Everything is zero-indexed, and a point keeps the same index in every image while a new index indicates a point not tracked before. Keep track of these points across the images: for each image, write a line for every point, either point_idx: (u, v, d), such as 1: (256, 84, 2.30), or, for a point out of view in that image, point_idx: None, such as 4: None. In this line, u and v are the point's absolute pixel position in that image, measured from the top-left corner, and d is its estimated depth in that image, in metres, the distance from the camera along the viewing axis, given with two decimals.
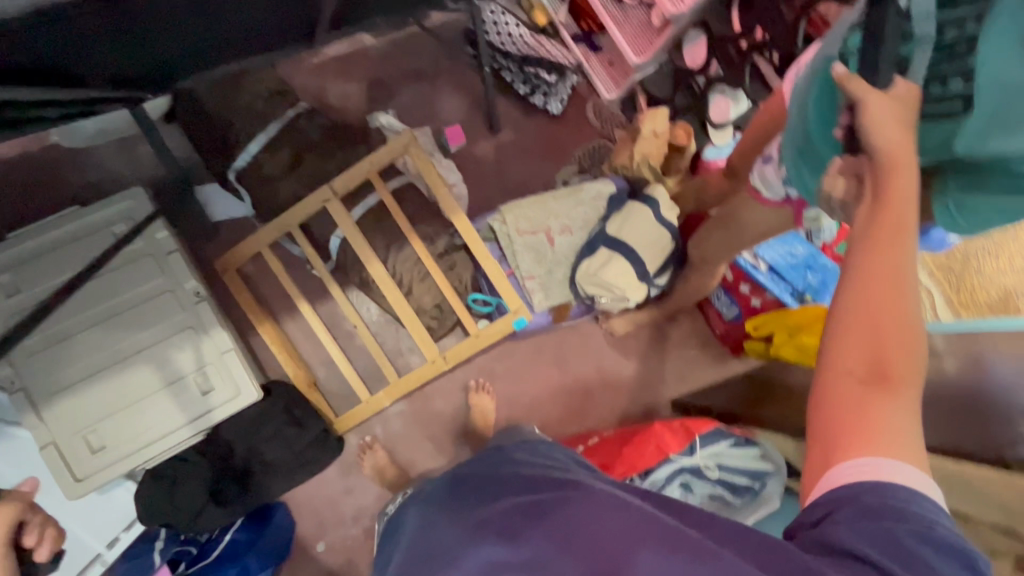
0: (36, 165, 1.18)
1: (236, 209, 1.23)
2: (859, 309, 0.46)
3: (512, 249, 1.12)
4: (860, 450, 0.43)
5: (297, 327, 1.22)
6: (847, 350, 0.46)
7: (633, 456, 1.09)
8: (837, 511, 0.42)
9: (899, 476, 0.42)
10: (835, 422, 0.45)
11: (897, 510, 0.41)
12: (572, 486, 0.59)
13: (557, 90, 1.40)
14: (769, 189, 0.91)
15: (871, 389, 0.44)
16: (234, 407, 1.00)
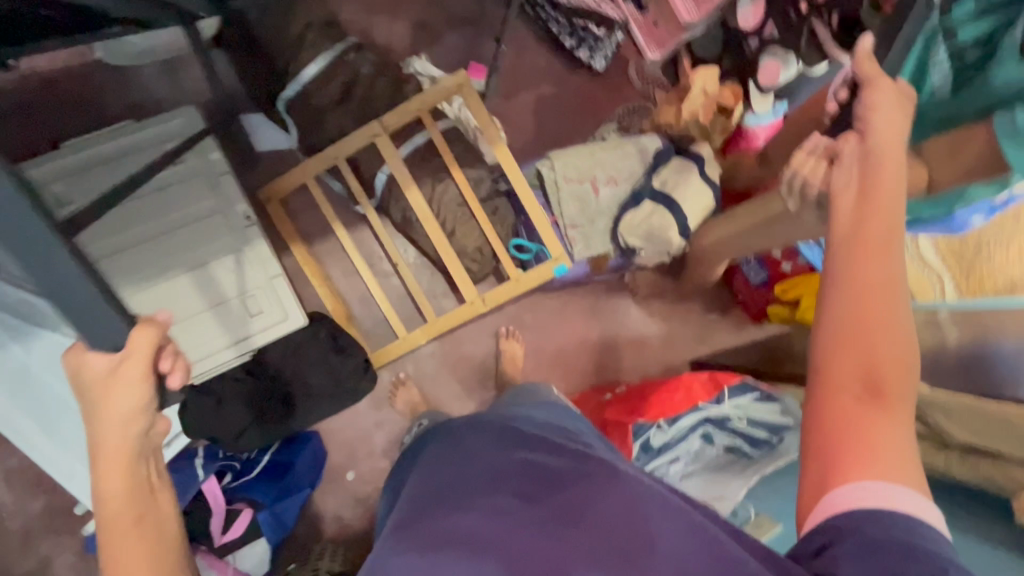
0: (79, 80, 1.16)
1: (278, 140, 1.22)
2: (852, 329, 0.48)
3: (557, 197, 1.14)
4: (857, 473, 0.44)
5: (336, 263, 1.24)
6: (840, 369, 0.48)
7: (662, 403, 1.13)
8: (839, 543, 0.42)
9: (900, 499, 0.43)
10: (831, 443, 0.46)
11: (903, 548, 0.40)
12: (597, 458, 0.57)
13: (603, 46, 1.39)
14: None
15: (865, 409, 0.46)
16: (282, 330, 1.04)
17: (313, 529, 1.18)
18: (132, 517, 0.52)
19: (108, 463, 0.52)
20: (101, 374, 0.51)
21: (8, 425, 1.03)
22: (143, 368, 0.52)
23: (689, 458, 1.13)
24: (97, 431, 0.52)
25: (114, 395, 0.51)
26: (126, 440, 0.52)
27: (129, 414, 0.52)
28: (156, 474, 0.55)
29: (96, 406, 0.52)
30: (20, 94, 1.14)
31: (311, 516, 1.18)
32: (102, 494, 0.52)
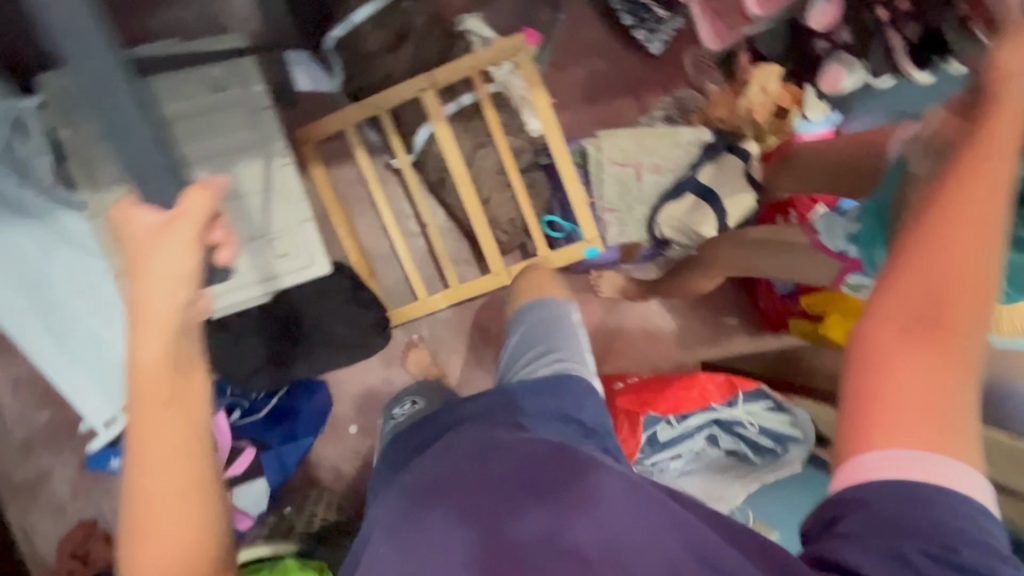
0: None
1: (321, 82, 1.19)
2: (917, 257, 0.42)
3: (599, 177, 1.12)
4: (883, 435, 0.40)
5: (363, 216, 1.22)
6: (893, 301, 0.42)
7: (677, 399, 1.11)
8: (848, 518, 0.39)
9: (924, 462, 0.39)
10: (863, 381, 0.41)
11: (909, 522, 0.37)
12: (576, 448, 0.53)
13: (662, 30, 1.35)
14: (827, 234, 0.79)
15: (912, 346, 0.41)
16: (307, 275, 1.01)
17: (310, 476, 1.18)
18: (162, 401, 0.46)
19: (148, 327, 0.47)
20: (151, 227, 0.50)
21: (21, 331, 1.00)
22: (196, 223, 0.50)
23: (691, 457, 1.14)
24: (140, 291, 0.47)
25: (160, 245, 0.48)
26: (170, 305, 0.48)
27: (178, 271, 0.48)
28: (197, 360, 0.49)
29: (138, 260, 0.49)
30: None
31: (309, 464, 1.18)
32: (133, 365, 0.47)
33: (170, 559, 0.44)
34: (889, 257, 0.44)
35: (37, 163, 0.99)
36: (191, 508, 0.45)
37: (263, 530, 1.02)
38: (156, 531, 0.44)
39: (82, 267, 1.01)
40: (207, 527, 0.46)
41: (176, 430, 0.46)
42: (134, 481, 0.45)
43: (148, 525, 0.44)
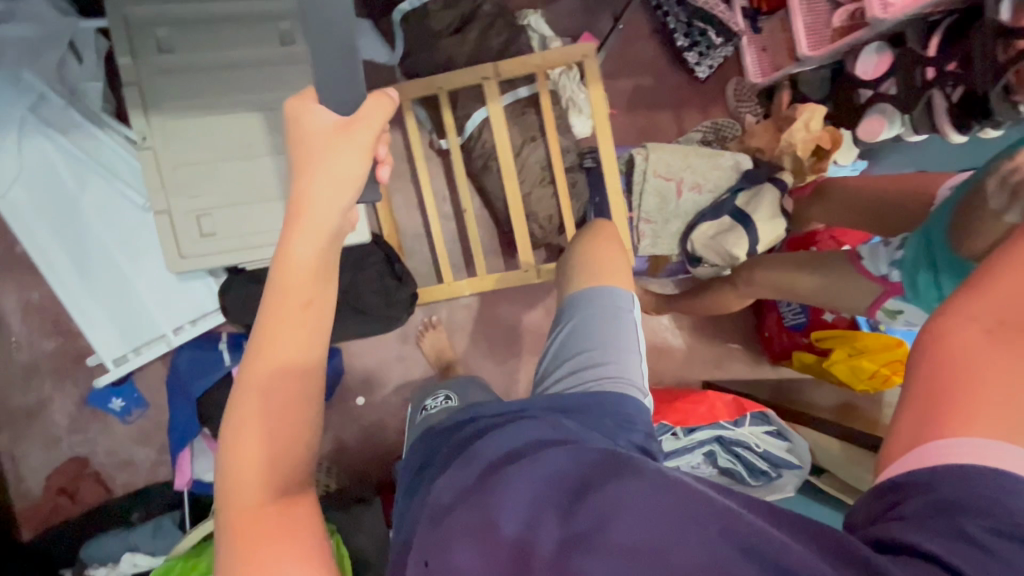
0: None
1: (379, 53, 1.20)
2: (1008, 274, 0.45)
3: (641, 187, 1.16)
4: (957, 424, 0.40)
5: (400, 190, 1.23)
6: (975, 308, 0.44)
7: (687, 411, 1.18)
8: (907, 502, 0.39)
9: (999, 450, 0.38)
10: (942, 375, 0.42)
11: (972, 502, 0.37)
12: (599, 458, 0.49)
13: (712, 55, 1.38)
14: (871, 258, 0.86)
15: (999, 346, 0.42)
16: (348, 240, 1.01)
17: None
18: (302, 301, 0.45)
19: (307, 225, 0.45)
20: (327, 130, 0.48)
21: (42, 255, 0.97)
22: (374, 129, 0.48)
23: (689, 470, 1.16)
24: (303, 195, 0.46)
25: (337, 146, 0.46)
26: (332, 207, 0.46)
27: (349, 179, 0.46)
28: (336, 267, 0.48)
29: (311, 156, 0.47)
30: None
31: None
32: (284, 260, 0.45)
33: (257, 463, 0.43)
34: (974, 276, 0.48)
35: (88, 87, 0.97)
36: (294, 412, 0.44)
37: None
38: (254, 427, 0.43)
39: (116, 199, 0.99)
40: (302, 434, 0.44)
41: (302, 335, 0.45)
42: (252, 370, 0.44)
43: (247, 425, 0.43)
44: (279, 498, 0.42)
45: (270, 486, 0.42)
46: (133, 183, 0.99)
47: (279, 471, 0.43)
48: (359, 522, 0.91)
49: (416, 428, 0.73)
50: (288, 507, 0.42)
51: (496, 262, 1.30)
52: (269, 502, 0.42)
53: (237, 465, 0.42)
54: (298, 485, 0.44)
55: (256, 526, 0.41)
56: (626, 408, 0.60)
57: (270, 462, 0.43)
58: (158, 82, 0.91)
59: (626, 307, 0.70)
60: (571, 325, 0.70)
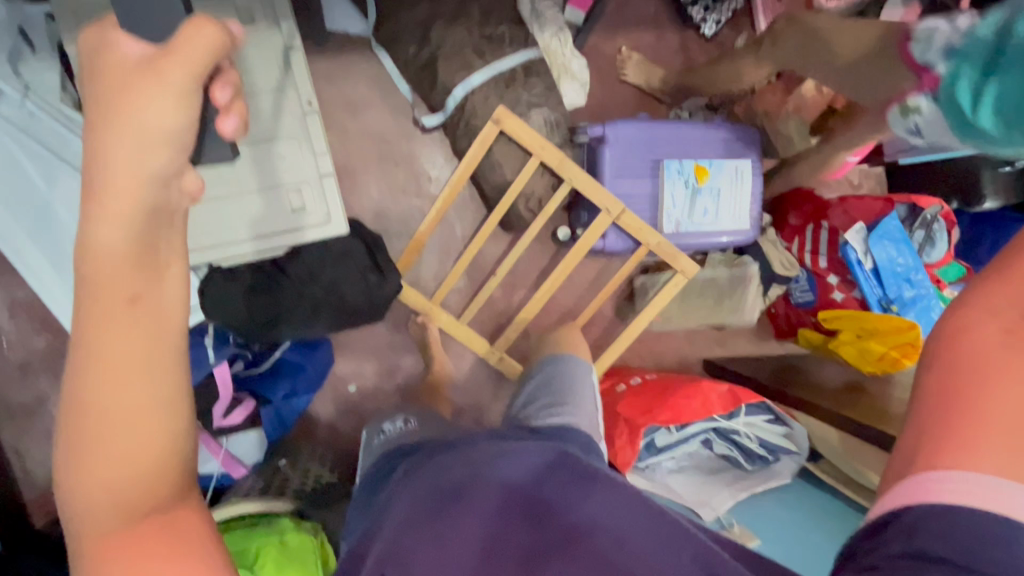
0: None
1: (352, 23, 1.11)
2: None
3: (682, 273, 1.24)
4: (955, 456, 0.35)
5: (382, 172, 1.17)
6: (992, 299, 0.39)
7: (681, 406, 1.07)
8: (886, 546, 0.35)
9: (997, 489, 0.34)
10: (949, 391, 0.37)
11: (956, 555, 0.33)
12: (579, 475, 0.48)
13: (719, 10, 1.26)
14: (925, 43, 0.81)
15: (1012, 349, 0.36)
16: (324, 233, 0.97)
17: (306, 430, 1.17)
18: (127, 296, 0.35)
19: (107, 195, 0.34)
20: (134, 63, 0.36)
21: (21, 257, 0.97)
22: (196, 67, 0.36)
23: (683, 457, 1.14)
24: (104, 155, 0.35)
25: (143, 91, 0.35)
26: (141, 171, 0.35)
27: (162, 133, 0.35)
28: (175, 253, 0.37)
29: (113, 111, 0.35)
30: None
31: (306, 419, 1.17)
32: (87, 246, 0.34)
33: (113, 482, 0.35)
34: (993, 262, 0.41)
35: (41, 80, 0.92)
36: (162, 424, 0.36)
37: (261, 479, 1.03)
38: (108, 435, 0.35)
39: (85, 197, 0.96)
40: (177, 455, 0.37)
41: (132, 334, 0.35)
42: (88, 380, 0.34)
43: (93, 435, 0.34)
44: (153, 515, 0.36)
45: (131, 507, 0.35)
46: None
47: (142, 491, 0.36)
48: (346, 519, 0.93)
49: (371, 454, 0.74)
50: (170, 522, 0.36)
51: (487, 245, 1.24)
52: (139, 521, 0.36)
53: (86, 487, 0.35)
54: (176, 502, 0.37)
55: (126, 549, 0.35)
56: (580, 438, 0.59)
57: (135, 478, 0.35)
58: None
59: (585, 375, 0.75)
60: (538, 380, 0.73)
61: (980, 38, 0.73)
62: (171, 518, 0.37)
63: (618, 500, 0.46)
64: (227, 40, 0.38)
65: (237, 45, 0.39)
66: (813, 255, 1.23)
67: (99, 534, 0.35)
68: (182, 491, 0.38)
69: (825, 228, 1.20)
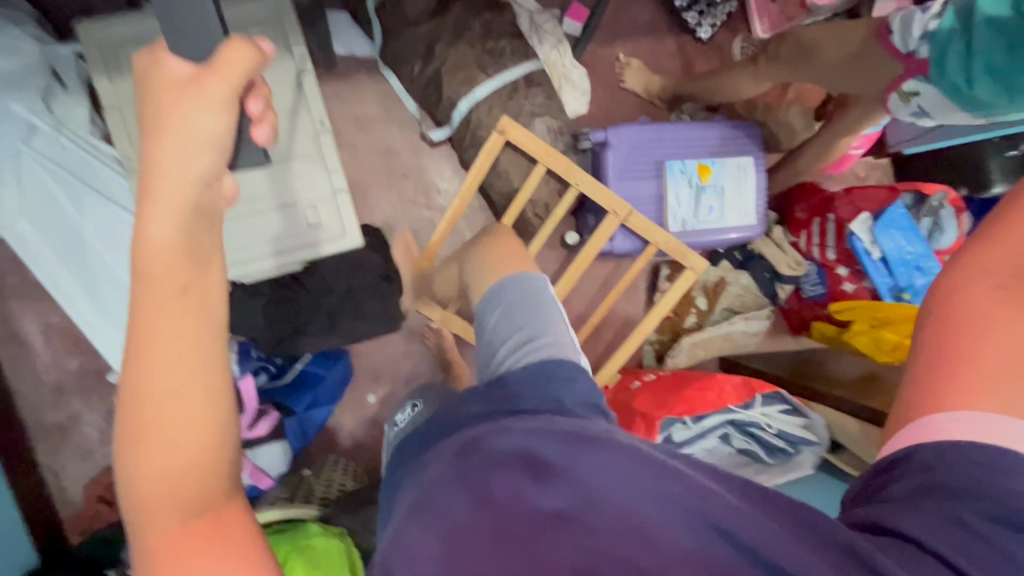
0: None
1: (359, 46, 1.16)
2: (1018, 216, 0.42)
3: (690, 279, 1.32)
4: (957, 399, 0.38)
5: (393, 186, 1.21)
6: (986, 257, 0.41)
7: (694, 399, 1.09)
8: (900, 481, 0.38)
9: (1000, 426, 0.37)
10: (946, 341, 0.40)
11: (967, 486, 0.36)
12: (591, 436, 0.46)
13: (713, 13, 1.30)
14: (902, 32, 0.83)
15: (1006, 303, 0.39)
16: (340, 246, 1.02)
17: (327, 441, 1.20)
18: (177, 290, 0.38)
19: (158, 199, 0.38)
20: (179, 82, 0.41)
21: (55, 283, 1.02)
22: (231, 81, 0.41)
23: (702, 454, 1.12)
24: (155, 166, 0.39)
25: (188, 102, 0.40)
26: (187, 176, 0.39)
27: (204, 138, 0.40)
28: (216, 247, 0.41)
29: (158, 124, 0.39)
30: None
31: (328, 430, 1.20)
32: (140, 246, 0.38)
33: (173, 471, 0.37)
34: (985, 224, 0.44)
35: (73, 115, 0.97)
36: (210, 413, 0.38)
37: (286, 489, 1.06)
38: (161, 433, 0.37)
39: (114, 223, 1.01)
40: (227, 442, 0.39)
41: (180, 327, 0.38)
42: (143, 373, 0.37)
43: (151, 428, 0.37)
44: (207, 509, 0.38)
45: (185, 498, 0.38)
46: (128, 204, 1.01)
47: (195, 481, 0.38)
48: (370, 524, 0.95)
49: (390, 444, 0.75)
50: (216, 519, 0.38)
51: None
52: (196, 515, 0.38)
53: (147, 478, 0.38)
54: (226, 495, 0.39)
55: (183, 541, 0.37)
56: (564, 370, 0.59)
57: (191, 465, 0.38)
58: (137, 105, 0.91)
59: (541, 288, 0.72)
60: (497, 310, 0.70)
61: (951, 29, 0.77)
62: (223, 515, 0.39)
63: (627, 459, 0.43)
64: (259, 57, 0.43)
65: (267, 63, 0.45)
66: (821, 247, 1.24)
67: (159, 530, 0.37)
68: (231, 487, 0.40)
69: (832, 219, 1.21)
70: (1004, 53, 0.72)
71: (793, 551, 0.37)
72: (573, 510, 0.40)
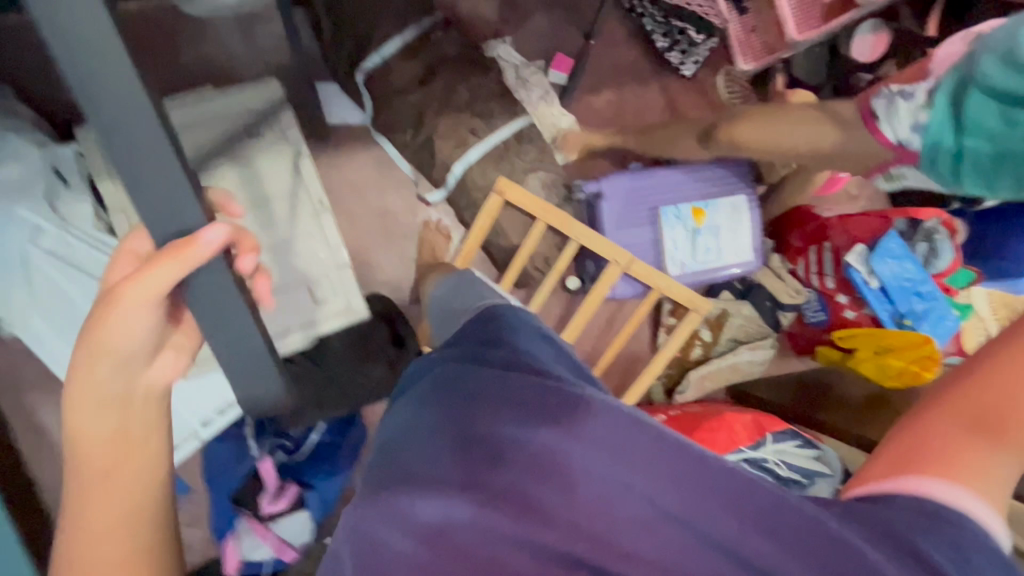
0: (144, 29, 1.08)
1: (350, 114, 1.18)
2: (1003, 357, 0.45)
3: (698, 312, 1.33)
4: (935, 469, 0.42)
5: (394, 245, 1.23)
6: (965, 390, 0.45)
7: (706, 440, 1.11)
8: (893, 498, 0.42)
9: (958, 495, 0.41)
10: (917, 446, 0.44)
11: (941, 510, 0.40)
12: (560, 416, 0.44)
13: (695, 52, 1.32)
14: (888, 121, 0.79)
15: (970, 431, 0.43)
16: (344, 320, 1.04)
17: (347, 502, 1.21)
18: (101, 469, 0.53)
19: (87, 402, 0.52)
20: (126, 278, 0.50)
21: (72, 373, 1.04)
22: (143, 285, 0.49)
23: None
24: (87, 376, 0.51)
25: (112, 316, 0.50)
26: (111, 382, 0.53)
27: (127, 348, 0.52)
28: (142, 429, 0.54)
29: (87, 336, 0.51)
30: None
31: None
32: (75, 437, 0.52)
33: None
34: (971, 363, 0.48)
35: (75, 210, 0.99)
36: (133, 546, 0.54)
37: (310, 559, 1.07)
38: (89, 562, 0.53)
39: None
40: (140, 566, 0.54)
41: (122, 486, 0.53)
42: (84, 519, 0.53)
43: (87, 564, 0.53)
44: None
45: None
46: None
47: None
48: None
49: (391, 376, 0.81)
50: None
51: None
52: None
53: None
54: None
55: None
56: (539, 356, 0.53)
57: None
58: None
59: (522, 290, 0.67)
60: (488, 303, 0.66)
61: (946, 130, 0.74)
62: None
63: (614, 426, 0.43)
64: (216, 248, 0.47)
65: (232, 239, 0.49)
66: (820, 276, 1.25)
67: None
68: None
69: (828, 248, 1.22)
70: (995, 152, 0.72)
71: (745, 529, 0.39)
72: (550, 481, 0.42)
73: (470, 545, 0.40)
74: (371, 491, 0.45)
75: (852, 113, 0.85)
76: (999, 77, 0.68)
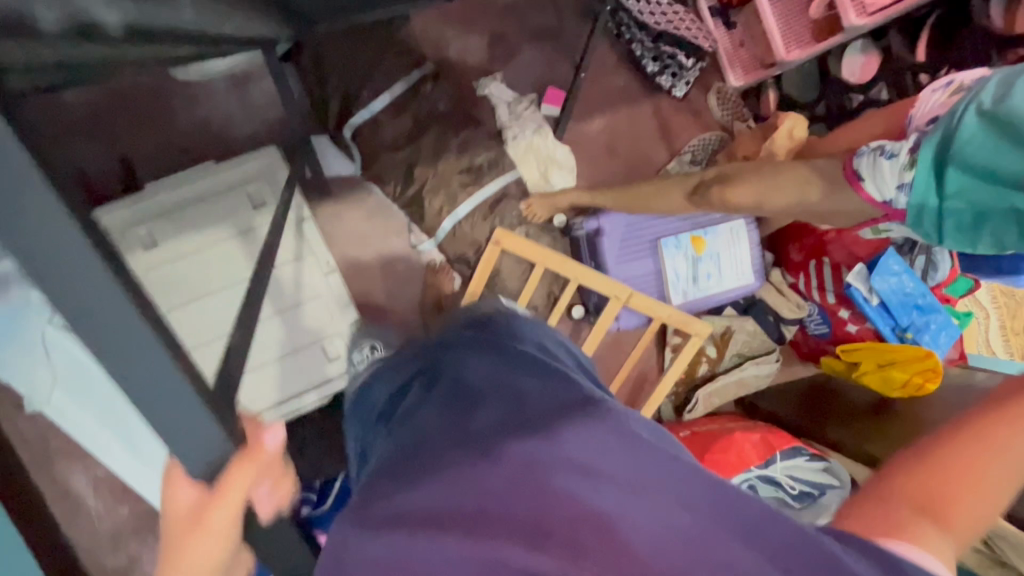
0: (133, 97, 1.07)
1: (343, 167, 1.18)
2: (936, 450, 0.54)
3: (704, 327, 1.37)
4: (895, 533, 0.48)
5: (399, 290, 1.25)
6: (908, 475, 0.53)
7: (717, 463, 1.14)
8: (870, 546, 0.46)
9: (920, 556, 0.46)
10: (876, 518, 0.50)
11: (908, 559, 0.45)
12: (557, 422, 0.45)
13: (685, 74, 1.32)
14: (874, 180, 0.87)
15: (915, 508, 0.50)
16: None
17: None
18: None
19: None
20: (188, 508, 0.51)
21: (98, 443, 1.07)
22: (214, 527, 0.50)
23: None
24: None
25: (192, 543, 0.52)
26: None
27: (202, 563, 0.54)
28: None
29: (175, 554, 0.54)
30: (82, 111, 1.05)
31: None
32: None
33: None
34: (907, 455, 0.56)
35: None
36: None
37: None
38: None
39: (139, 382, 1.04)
40: None
41: None
42: None
43: None
44: None
45: None
46: None
47: None
48: None
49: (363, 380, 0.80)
50: None
51: None
52: None
53: None
54: None
55: None
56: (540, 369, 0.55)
57: None
58: (152, 280, 0.93)
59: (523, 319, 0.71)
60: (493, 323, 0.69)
61: (927, 194, 0.81)
62: None
63: (609, 434, 0.44)
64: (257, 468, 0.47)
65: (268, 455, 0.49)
66: (820, 291, 1.27)
67: None
68: None
69: (828, 263, 1.23)
70: (977, 213, 0.79)
71: (755, 546, 0.39)
72: (549, 482, 0.41)
73: (489, 551, 0.37)
74: (362, 515, 0.43)
75: (839, 168, 0.93)
76: (970, 154, 0.75)
